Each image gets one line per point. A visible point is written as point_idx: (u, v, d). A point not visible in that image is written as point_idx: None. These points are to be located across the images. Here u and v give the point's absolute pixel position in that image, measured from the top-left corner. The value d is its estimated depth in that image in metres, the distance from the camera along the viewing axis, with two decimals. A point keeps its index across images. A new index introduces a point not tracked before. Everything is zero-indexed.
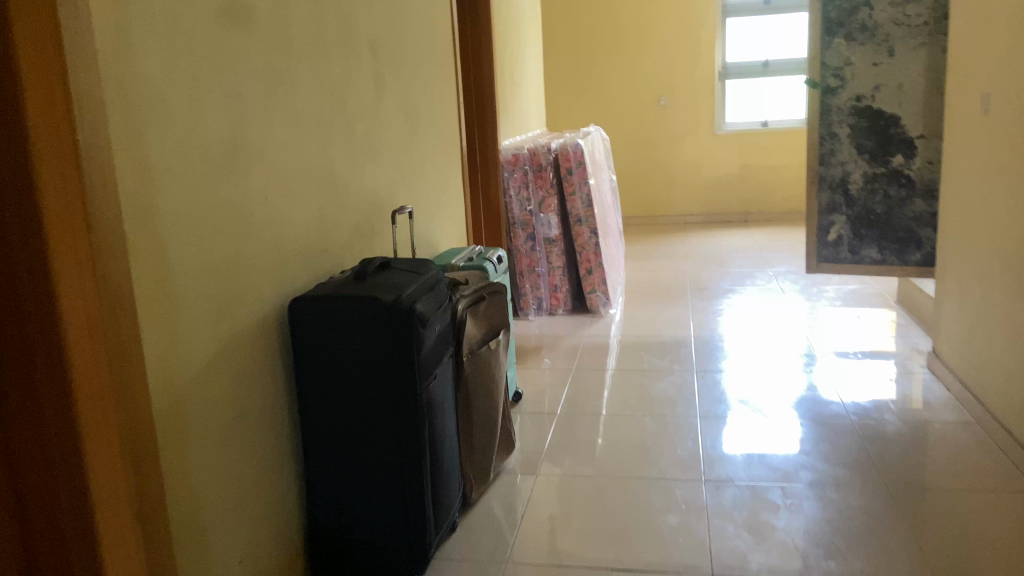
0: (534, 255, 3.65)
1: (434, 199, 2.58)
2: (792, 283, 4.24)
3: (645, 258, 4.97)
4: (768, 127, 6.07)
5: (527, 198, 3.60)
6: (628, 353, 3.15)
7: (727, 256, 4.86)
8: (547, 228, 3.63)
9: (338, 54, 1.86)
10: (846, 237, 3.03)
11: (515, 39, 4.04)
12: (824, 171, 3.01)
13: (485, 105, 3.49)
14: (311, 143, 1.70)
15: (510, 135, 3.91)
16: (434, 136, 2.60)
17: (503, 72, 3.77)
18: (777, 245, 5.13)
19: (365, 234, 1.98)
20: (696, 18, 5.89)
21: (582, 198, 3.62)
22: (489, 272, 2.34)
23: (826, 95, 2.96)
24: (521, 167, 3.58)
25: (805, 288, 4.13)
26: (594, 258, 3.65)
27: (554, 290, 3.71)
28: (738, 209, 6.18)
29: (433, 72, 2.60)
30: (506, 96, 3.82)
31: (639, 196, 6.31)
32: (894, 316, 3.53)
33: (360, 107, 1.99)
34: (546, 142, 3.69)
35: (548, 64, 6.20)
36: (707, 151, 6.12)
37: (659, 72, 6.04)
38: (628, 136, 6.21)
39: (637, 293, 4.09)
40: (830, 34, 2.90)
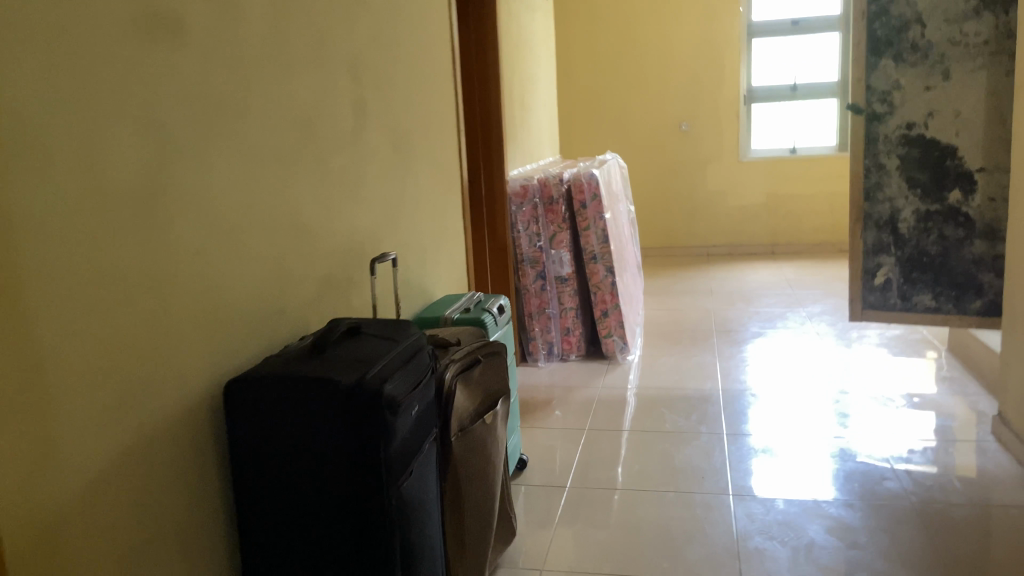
0: (543, 295, 3.34)
1: (430, 240, 2.29)
2: (828, 326, 3.88)
3: (666, 294, 4.63)
4: (796, 153, 5.74)
5: (537, 233, 3.30)
6: (649, 408, 2.82)
7: (754, 293, 4.51)
8: (559, 266, 3.33)
9: (309, 77, 1.58)
10: (895, 280, 2.70)
11: (527, 61, 3.77)
12: (870, 208, 2.69)
13: (492, 132, 3.21)
14: (266, 183, 1.41)
15: (521, 164, 3.63)
16: (431, 168, 2.32)
17: (513, 96, 3.49)
18: (808, 280, 4.79)
19: (337, 288, 1.68)
20: (719, 39, 5.60)
21: (597, 233, 3.31)
22: (487, 326, 2.03)
23: (871, 123, 2.65)
24: (530, 199, 3.28)
25: (842, 331, 3.78)
26: (611, 299, 3.34)
27: (566, 333, 3.40)
28: (764, 240, 5.85)
29: (430, 97, 2.32)
30: (516, 122, 3.54)
31: (659, 226, 5.99)
32: (945, 367, 3.16)
33: (336, 138, 1.71)
34: (559, 171, 3.39)
35: (563, 88, 5.94)
36: (731, 178, 5.81)
37: (680, 96, 5.75)
38: (647, 163, 5.91)
39: (658, 335, 3.76)
40: (876, 54, 2.60)
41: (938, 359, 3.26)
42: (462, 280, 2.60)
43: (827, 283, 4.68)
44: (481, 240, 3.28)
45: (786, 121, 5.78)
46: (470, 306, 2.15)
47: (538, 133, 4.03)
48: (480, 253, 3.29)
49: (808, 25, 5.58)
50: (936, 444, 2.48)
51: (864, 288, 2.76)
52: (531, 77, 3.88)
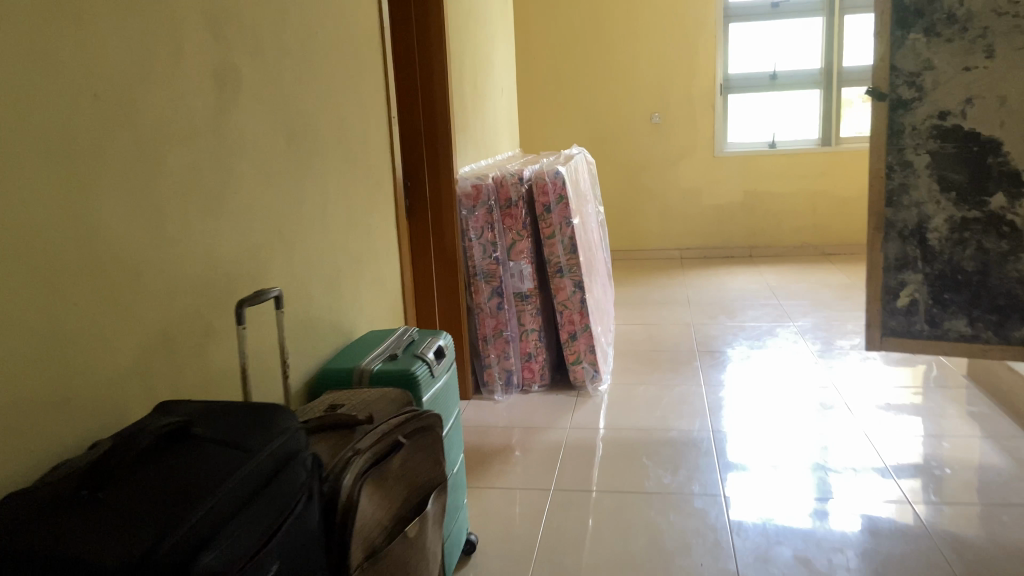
0: (500, 315, 2.81)
1: (347, 261, 1.75)
2: (824, 343, 3.44)
3: (639, 306, 4.14)
4: (776, 148, 5.32)
5: (493, 242, 2.78)
6: (625, 460, 2.31)
7: (736, 305, 4.04)
8: (518, 281, 2.81)
9: (125, 30, 1.03)
10: (922, 302, 2.24)
11: (481, 39, 3.23)
12: (893, 215, 2.22)
13: (438, 121, 2.66)
14: (20, 195, 0.86)
15: (474, 159, 3.09)
16: (349, 166, 1.78)
17: (463, 78, 2.95)
18: (794, 287, 4.34)
19: (181, 346, 1.13)
20: (692, 23, 5.14)
21: (564, 242, 2.79)
22: (419, 379, 1.49)
23: (896, 111, 2.18)
24: (484, 201, 2.75)
25: (839, 351, 3.32)
26: (580, 319, 2.83)
27: (528, 360, 2.87)
28: (741, 243, 5.42)
29: (346, 73, 1.77)
30: (466, 110, 2.99)
31: (628, 227, 5.51)
32: (967, 400, 2.72)
33: (186, 123, 1.15)
34: (518, 168, 2.86)
35: (524, 76, 5.41)
36: (706, 175, 5.36)
37: (651, 85, 5.27)
38: (615, 159, 5.43)
39: (632, 358, 3.25)
40: (903, 28, 2.12)
41: (955, 390, 2.81)
42: (395, 306, 2.07)
43: (814, 291, 4.24)
44: (424, 251, 2.75)
45: (765, 112, 5.34)
46: (401, 348, 1.60)
47: (495, 124, 3.49)
48: (423, 267, 2.76)
49: (789, 7, 5.14)
50: (984, 508, 2.01)
51: (885, 312, 2.29)
52: (486, 58, 3.34)
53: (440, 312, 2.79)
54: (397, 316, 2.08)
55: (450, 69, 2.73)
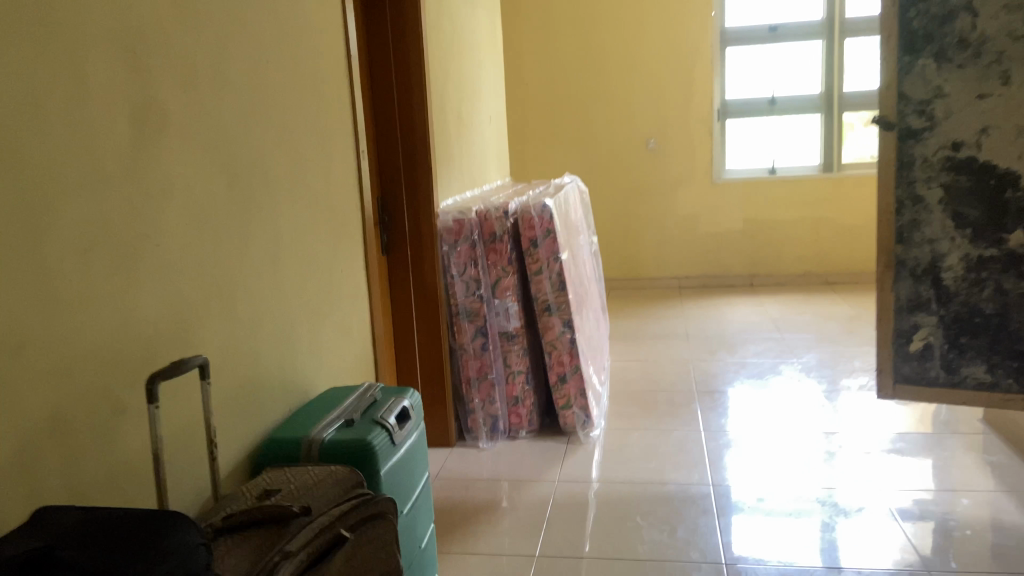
0: (485, 357, 2.64)
1: (305, 311, 1.58)
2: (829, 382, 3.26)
3: (634, 341, 3.96)
4: (776, 174, 5.18)
5: (477, 278, 2.61)
6: (617, 520, 2.12)
7: (736, 340, 3.86)
8: (503, 320, 2.64)
9: (13, 64, 0.88)
10: (937, 347, 2.07)
11: (467, 66, 3.09)
12: (904, 252, 2.06)
13: (417, 152, 2.51)
14: None
15: (459, 190, 2.93)
16: (307, 206, 1.62)
17: (447, 106, 2.81)
18: (797, 320, 4.18)
19: (82, 431, 0.97)
20: (689, 47, 5.03)
21: (552, 278, 2.62)
22: (378, 450, 1.32)
23: (905, 142, 2.02)
24: (467, 235, 2.59)
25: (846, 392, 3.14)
26: (570, 361, 2.65)
27: (515, 405, 2.69)
28: (742, 271, 5.26)
29: (304, 105, 1.62)
30: (451, 139, 2.85)
31: (624, 256, 5.35)
32: (986, 448, 2.54)
33: (93, 170, 1.00)
34: (503, 201, 2.71)
35: (516, 101, 5.29)
36: (704, 202, 5.21)
37: (647, 110, 5.15)
38: (611, 185, 5.28)
39: (626, 400, 3.07)
40: (911, 53, 1.98)
41: (970, 436, 2.63)
42: (363, 356, 1.90)
43: (818, 324, 4.07)
44: (404, 289, 2.58)
45: (764, 138, 5.20)
46: (360, 411, 1.43)
47: (482, 153, 3.35)
48: (403, 306, 2.59)
49: (787, 31, 5.03)
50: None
51: (897, 358, 2.12)
52: (473, 85, 3.21)
53: (421, 354, 2.62)
54: (365, 367, 1.91)
55: (431, 97, 2.58)
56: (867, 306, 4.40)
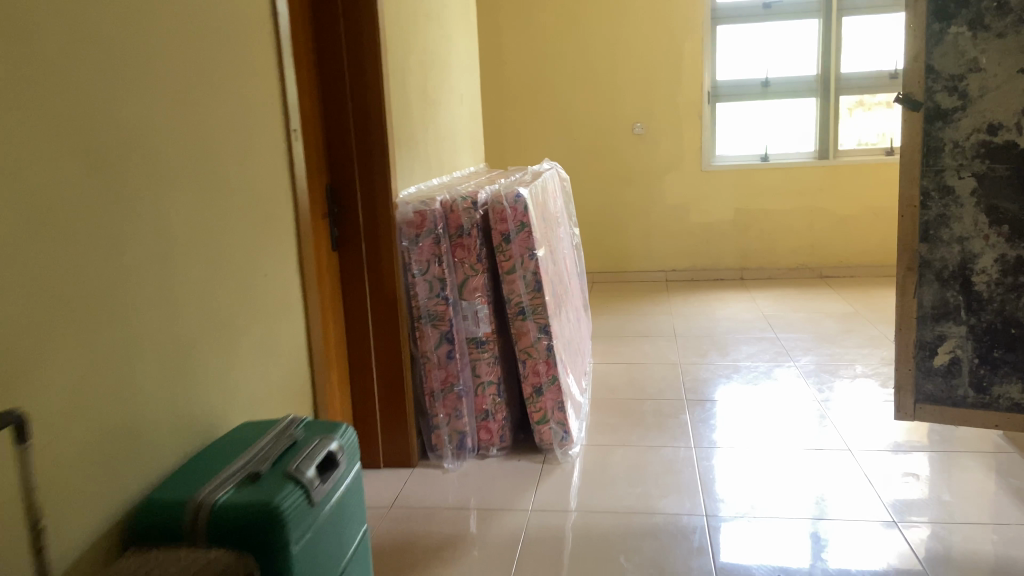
0: (450, 366, 2.34)
1: (206, 328, 1.28)
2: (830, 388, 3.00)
3: (618, 341, 3.68)
4: (768, 161, 4.90)
5: (442, 278, 2.31)
6: (598, 561, 1.83)
7: (727, 340, 3.59)
8: (471, 324, 2.34)
9: None
10: (965, 361, 1.81)
11: (434, 39, 2.77)
12: (929, 253, 1.79)
13: (371, 133, 2.19)
14: None
15: (424, 178, 2.62)
16: (211, 198, 1.31)
17: (409, 80, 2.49)
18: (791, 317, 3.92)
19: None
20: (677, 24, 4.72)
21: (527, 278, 2.33)
22: (292, 515, 1.02)
23: (933, 123, 1.73)
24: (430, 229, 2.28)
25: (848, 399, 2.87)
26: (547, 370, 2.36)
27: (484, 419, 2.40)
28: (732, 263, 5.00)
29: (206, 72, 1.31)
30: (413, 119, 2.52)
31: (609, 247, 5.07)
32: (1009, 467, 2.28)
33: None
34: (472, 190, 2.40)
35: (494, 82, 4.96)
36: (693, 190, 4.93)
37: (633, 92, 4.85)
38: (594, 172, 4.99)
39: (609, 409, 2.79)
40: (944, 19, 1.68)
41: (989, 454, 2.38)
42: (292, 375, 1.60)
43: (815, 322, 3.81)
44: (358, 291, 2.27)
45: (756, 123, 4.93)
46: (271, 460, 1.13)
47: (452, 137, 3.04)
48: (357, 310, 2.28)
49: (782, 8, 4.74)
50: None
51: (919, 373, 1.86)
52: (441, 61, 2.89)
53: (377, 364, 2.31)
54: (297, 389, 1.61)
55: (388, 69, 2.26)
56: (865, 301, 4.15)
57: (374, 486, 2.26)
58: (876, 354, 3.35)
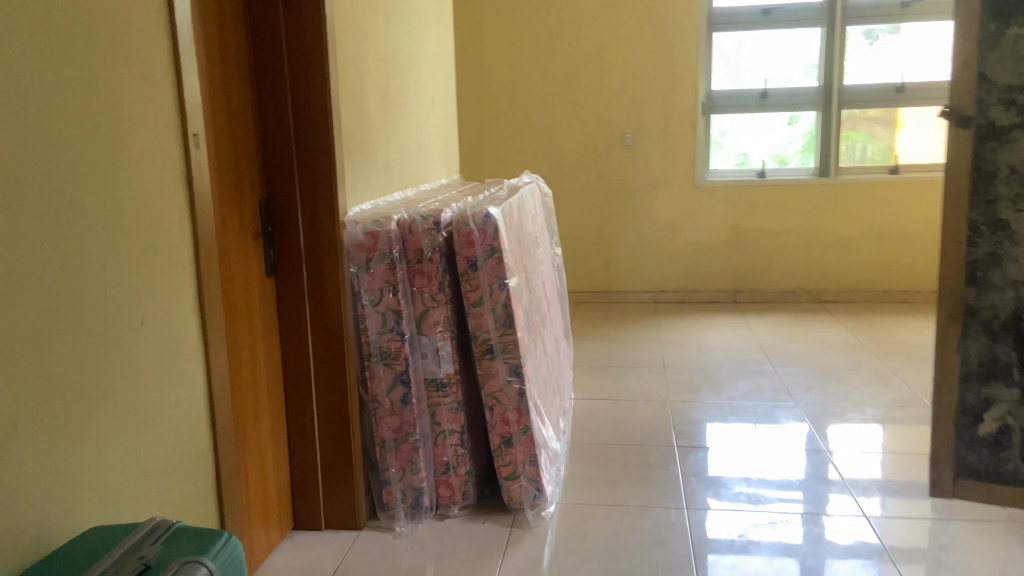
0: (406, 413, 2.01)
1: (39, 402, 0.94)
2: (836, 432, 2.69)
3: (601, 371, 3.37)
4: (765, 177, 4.63)
5: (397, 310, 1.98)
6: None
7: (721, 375, 3.28)
8: (431, 364, 2.02)
9: None
10: (1016, 429, 1.52)
11: (401, 35, 2.46)
12: (977, 299, 1.48)
13: (316, 141, 1.87)
14: None
15: (383, 193, 2.29)
16: (57, 226, 0.97)
17: (367, 80, 2.17)
18: (789, 348, 3.63)
19: None
20: (671, 29, 4.45)
21: (496, 311, 2.01)
22: None
23: (985, 144, 1.42)
24: (384, 253, 1.95)
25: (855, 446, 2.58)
26: (518, 419, 2.04)
27: (445, 474, 2.07)
28: (725, 286, 4.70)
29: (59, 56, 0.98)
30: (372, 125, 2.20)
31: (594, 265, 4.77)
32: None
33: None
34: (435, 207, 2.08)
35: (475, 86, 4.67)
36: (685, 206, 4.65)
37: (622, 101, 4.57)
38: (579, 185, 4.70)
39: (589, 458, 2.47)
40: (1000, 19, 1.39)
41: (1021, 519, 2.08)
42: (181, 447, 1.25)
43: (815, 355, 3.52)
44: (298, 323, 1.94)
45: (753, 136, 4.65)
46: None
47: (421, 147, 2.72)
48: (296, 346, 1.95)
49: (782, 15, 4.47)
50: None
51: (961, 444, 1.55)
52: (409, 60, 2.58)
53: (319, 410, 1.98)
54: (189, 464, 1.27)
55: (339, 65, 1.94)
56: (867, 332, 3.88)
57: (312, 555, 1.92)
58: (883, 393, 3.06)
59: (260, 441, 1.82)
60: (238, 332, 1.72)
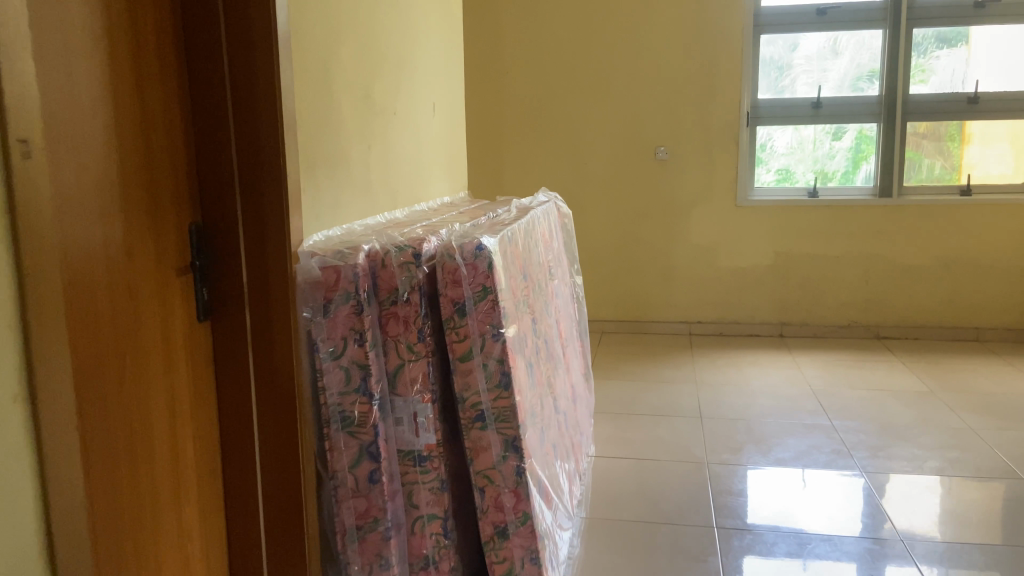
0: (373, 494, 1.59)
1: None
2: (895, 495, 2.33)
3: (624, 421, 2.91)
4: (817, 197, 4.35)
5: (364, 364, 1.57)
6: None
7: (765, 429, 2.83)
8: (406, 433, 1.61)
9: None
10: None
11: (411, 42, 2.27)
12: None
13: (263, 154, 1.49)
14: None
15: (371, 215, 1.96)
16: None
17: (372, 86, 1.96)
18: (840, 389, 3.26)
19: None
20: (712, 34, 4.22)
21: (489, 369, 1.59)
22: None
23: None
24: (348, 292, 1.56)
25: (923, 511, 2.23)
26: (514, 506, 1.62)
27: (423, 569, 1.65)
28: (769, 318, 4.44)
29: None
30: (358, 134, 1.87)
31: (627, 292, 4.55)
32: None
33: None
34: (418, 235, 1.68)
35: (500, 98, 4.50)
36: (724, 228, 4.40)
37: (655, 113, 4.35)
38: (611, 205, 4.48)
39: (607, 541, 2.04)
40: None
41: None
42: None
43: (878, 407, 3.04)
44: (238, 382, 1.52)
45: (796, 150, 4.38)
46: None
47: (418, 159, 2.34)
48: (236, 410, 1.53)
49: (838, 15, 4.20)
50: None
51: None
52: (408, 58, 2.25)
53: (265, 491, 1.56)
54: None
55: (307, 60, 1.61)
56: (933, 376, 3.41)
57: None
58: (963, 460, 2.58)
59: (185, 536, 1.41)
60: (151, 396, 1.31)
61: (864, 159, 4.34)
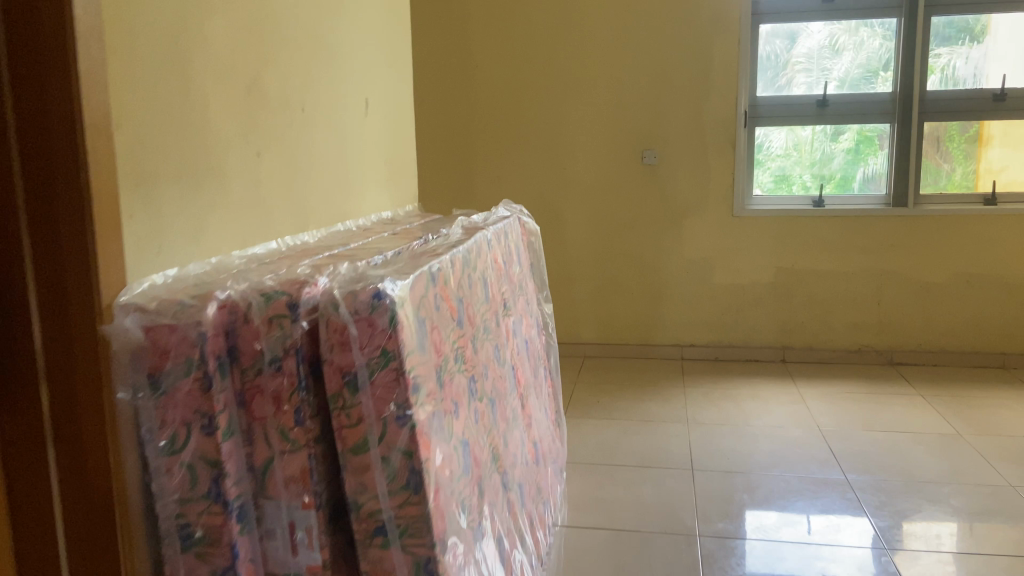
0: None
1: None
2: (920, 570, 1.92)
3: (602, 475, 2.47)
4: (823, 206, 3.93)
5: (213, 461, 1.11)
6: None
7: (769, 487, 2.38)
8: (277, 551, 1.16)
9: None
10: None
11: (331, 24, 1.83)
12: None
13: (54, 171, 1.03)
14: None
15: (264, 244, 1.52)
16: None
17: (267, 76, 1.53)
18: (853, 430, 2.83)
19: None
20: (706, 23, 3.78)
21: (392, 465, 1.15)
22: None
23: None
24: (189, 360, 1.09)
25: None
26: None
27: None
28: (770, 342, 4.03)
29: None
30: (244, 141, 1.44)
31: (612, 312, 4.12)
32: None
33: None
34: (303, 274, 1.23)
35: (470, 99, 4.06)
36: (719, 241, 3.97)
37: (643, 112, 3.92)
38: (594, 215, 4.05)
39: None
40: None
41: None
42: None
43: (900, 455, 2.61)
44: (33, 488, 1.08)
45: (791, 153, 3.96)
46: None
47: (338, 168, 1.88)
48: (30, 528, 1.09)
49: (846, 3, 3.78)
50: None
51: None
52: (326, 43, 1.81)
53: None
54: None
55: (146, 38, 1.17)
56: (961, 416, 2.96)
57: None
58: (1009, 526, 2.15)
59: None
60: None
61: (864, 161, 3.93)
